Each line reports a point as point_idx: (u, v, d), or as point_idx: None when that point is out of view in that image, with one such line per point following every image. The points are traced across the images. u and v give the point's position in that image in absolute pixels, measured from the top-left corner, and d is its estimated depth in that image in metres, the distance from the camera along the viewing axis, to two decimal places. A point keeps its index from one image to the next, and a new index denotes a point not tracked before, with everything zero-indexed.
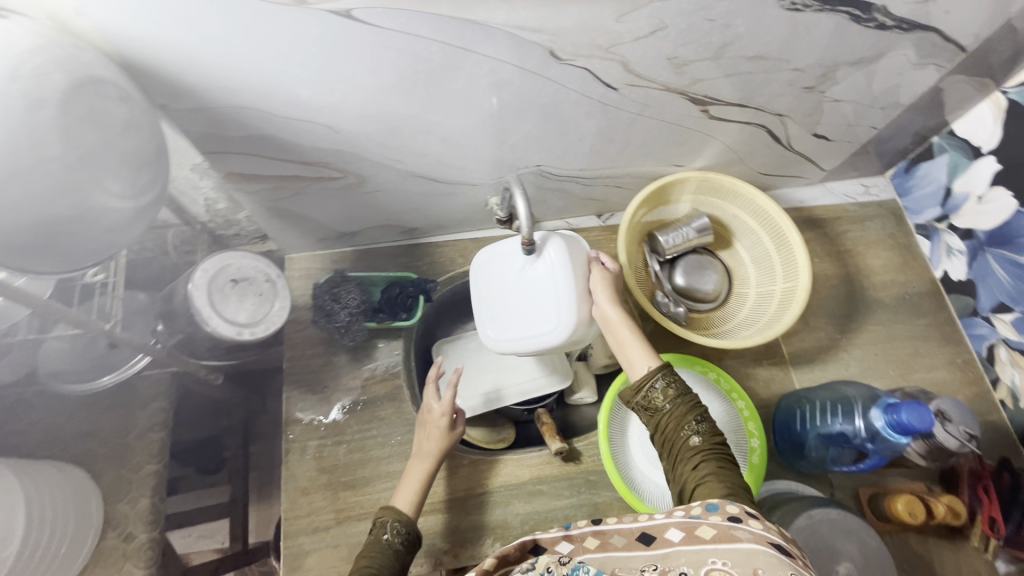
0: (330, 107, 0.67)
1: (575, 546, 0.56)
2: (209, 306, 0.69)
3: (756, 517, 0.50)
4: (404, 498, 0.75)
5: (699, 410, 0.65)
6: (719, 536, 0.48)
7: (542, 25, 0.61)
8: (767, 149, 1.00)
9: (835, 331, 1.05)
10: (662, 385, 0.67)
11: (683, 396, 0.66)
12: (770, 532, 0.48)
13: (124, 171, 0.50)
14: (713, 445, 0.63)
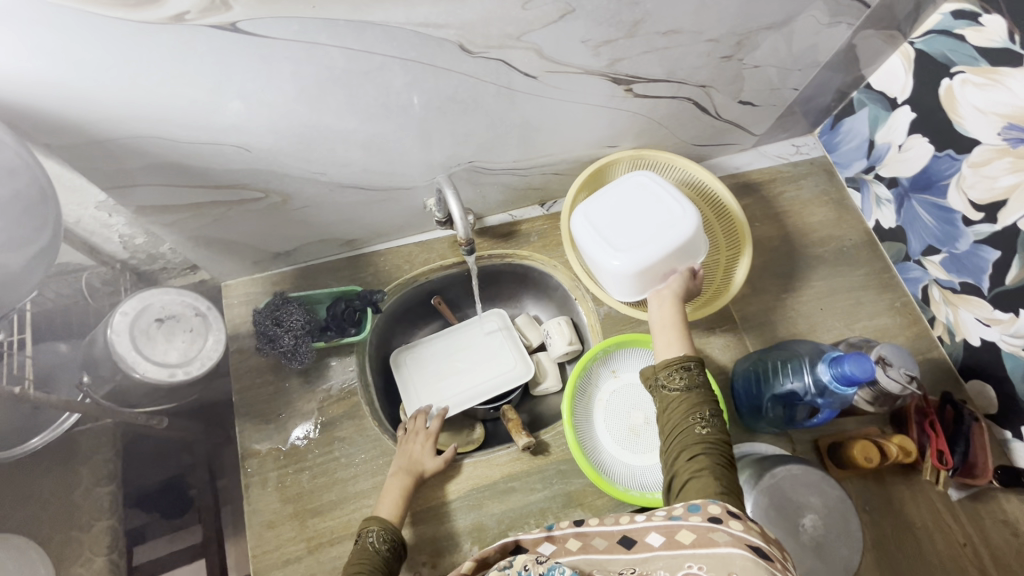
0: (236, 126, 0.63)
1: (557, 547, 0.58)
2: (133, 350, 0.65)
3: (738, 518, 0.51)
4: (387, 507, 0.78)
5: (715, 406, 0.65)
6: (697, 540, 0.50)
7: (446, 19, 0.59)
8: (697, 121, 1.01)
9: (781, 291, 1.07)
10: (685, 370, 0.67)
11: (702, 389, 0.66)
12: (751, 535, 0.49)
13: (1, 221, 0.46)
14: (717, 439, 0.62)
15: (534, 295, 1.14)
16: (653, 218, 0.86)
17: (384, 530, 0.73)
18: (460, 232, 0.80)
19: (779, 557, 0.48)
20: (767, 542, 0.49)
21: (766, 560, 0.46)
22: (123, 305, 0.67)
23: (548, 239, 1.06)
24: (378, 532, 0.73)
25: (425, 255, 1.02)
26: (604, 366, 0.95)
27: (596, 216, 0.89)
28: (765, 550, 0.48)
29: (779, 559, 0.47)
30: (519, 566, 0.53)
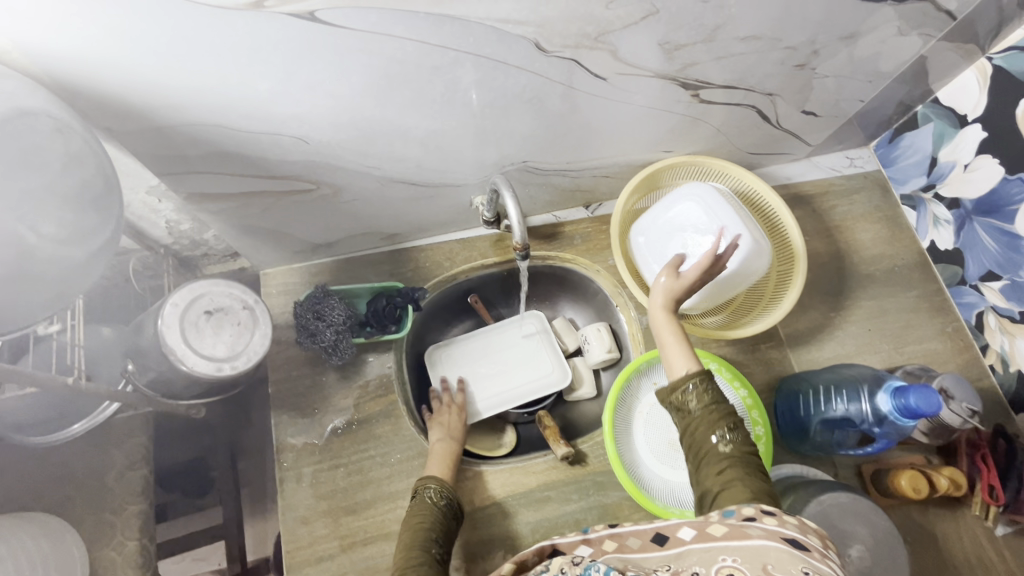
0: (298, 117, 0.61)
1: (594, 549, 0.58)
2: (183, 343, 0.63)
3: (772, 515, 0.49)
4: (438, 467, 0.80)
5: (733, 418, 0.62)
6: (730, 533, 0.48)
7: (527, 16, 0.56)
8: (755, 129, 0.97)
9: (829, 310, 1.04)
10: (694, 386, 0.64)
11: (717, 402, 0.63)
12: (786, 527, 0.47)
13: (68, 213, 0.44)
14: (743, 454, 0.59)
15: (573, 298, 1.11)
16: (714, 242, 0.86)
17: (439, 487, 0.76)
18: (515, 237, 0.77)
19: (819, 546, 0.46)
20: (804, 533, 0.47)
21: (804, 551, 0.44)
22: (173, 296, 0.65)
23: (592, 243, 1.04)
24: (435, 488, 0.75)
25: (467, 253, 1.00)
26: (646, 377, 0.92)
27: (666, 233, 0.89)
28: (803, 542, 0.46)
29: (818, 548, 0.45)
30: (554, 569, 0.54)
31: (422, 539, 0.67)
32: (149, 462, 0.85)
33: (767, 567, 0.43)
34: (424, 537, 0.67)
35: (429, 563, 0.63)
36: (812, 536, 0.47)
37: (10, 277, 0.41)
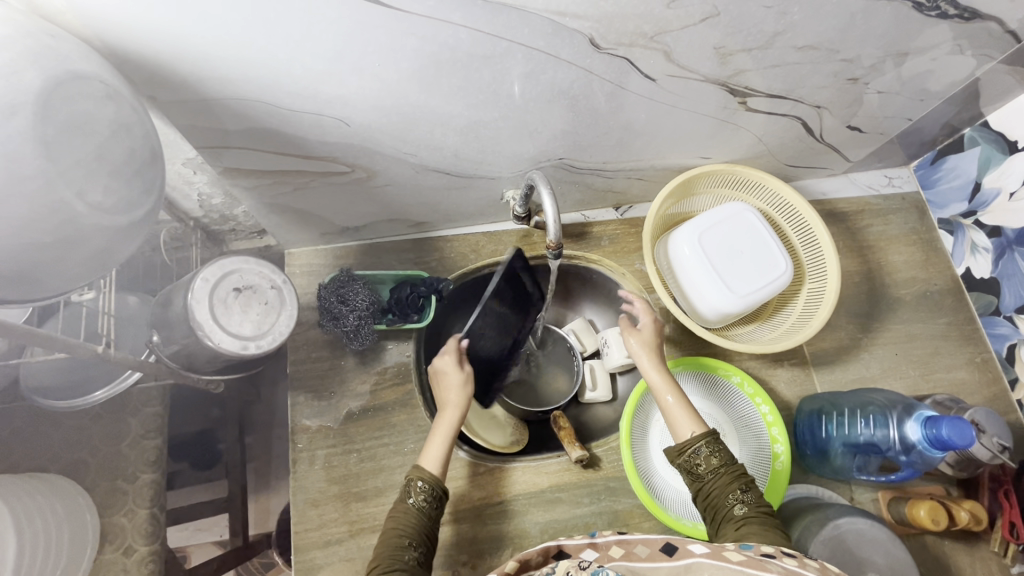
0: (343, 99, 0.60)
1: (600, 555, 0.56)
2: (211, 319, 0.63)
3: (792, 558, 0.49)
4: (434, 459, 0.72)
5: (743, 479, 0.67)
6: (745, 560, 0.47)
7: (585, 10, 0.54)
8: (797, 142, 0.95)
9: (856, 331, 1.02)
10: (706, 448, 0.69)
11: (728, 462, 0.68)
12: (806, 569, 0.47)
13: (115, 182, 0.44)
14: (759, 514, 0.64)
15: (595, 299, 1.09)
16: (751, 260, 0.90)
17: (427, 483, 0.69)
18: (549, 235, 0.75)
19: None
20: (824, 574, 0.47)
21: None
22: (203, 270, 0.65)
23: (619, 245, 1.03)
24: (421, 485, 0.69)
25: (493, 246, 0.99)
26: None
27: (707, 247, 0.90)
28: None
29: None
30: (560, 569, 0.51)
31: (392, 540, 0.65)
32: (163, 432, 0.88)
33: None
34: (394, 547, 0.64)
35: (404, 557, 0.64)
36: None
37: (53, 245, 0.40)
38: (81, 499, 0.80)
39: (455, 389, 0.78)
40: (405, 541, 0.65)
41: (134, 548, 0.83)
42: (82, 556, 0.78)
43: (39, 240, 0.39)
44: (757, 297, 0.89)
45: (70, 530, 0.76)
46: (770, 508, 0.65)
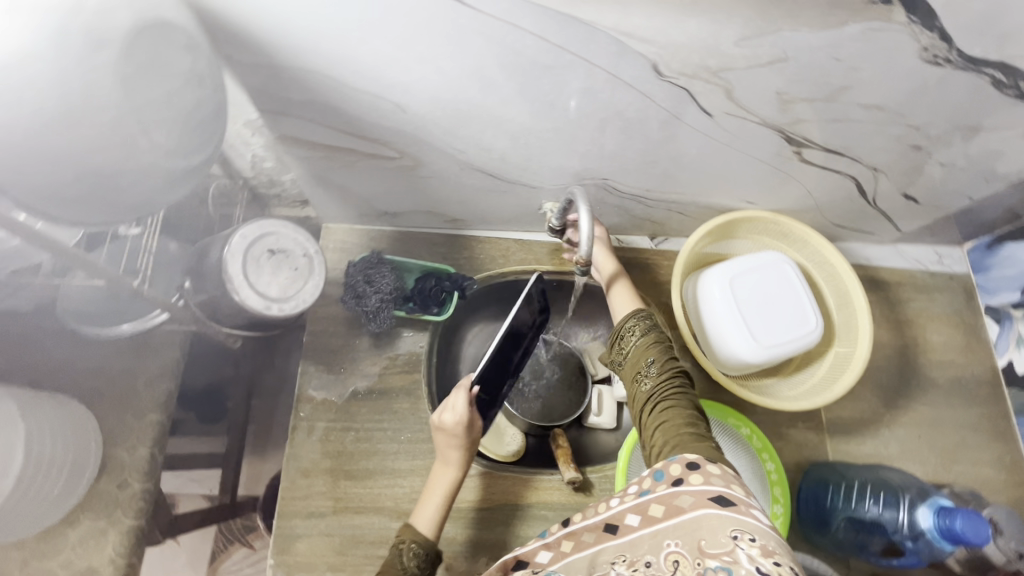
0: (403, 85, 0.61)
1: (554, 552, 0.63)
2: (243, 275, 0.65)
3: (696, 472, 0.57)
4: (427, 520, 0.71)
5: (652, 354, 0.72)
6: (666, 508, 0.56)
7: (654, 35, 0.55)
8: (848, 201, 0.92)
9: (880, 405, 0.98)
10: (625, 330, 0.76)
11: (643, 338, 0.74)
12: (711, 484, 0.56)
13: (178, 125, 0.46)
14: (661, 385, 0.69)
15: None
16: (781, 312, 0.88)
17: (419, 545, 0.68)
18: (579, 251, 0.73)
19: (743, 497, 0.54)
20: (727, 486, 0.55)
21: (727, 508, 0.53)
22: (244, 228, 0.67)
23: (648, 275, 1.02)
24: (413, 547, 0.68)
25: (522, 254, 1.00)
26: None
27: (739, 288, 0.89)
28: (728, 497, 0.54)
29: (742, 501, 0.54)
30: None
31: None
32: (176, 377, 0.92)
33: (702, 545, 0.51)
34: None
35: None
36: (736, 488, 0.55)
37: (111, 170, 0.42)
38: (89, 426, 0.83)
39: (475, 446, 0.74)
40: None
41: (129, 483, 0.85)
42: (80, 477, 0.81)
43: (101, 165, 0.42)
44: (783, 350, 0.87)
45: (72, 454, 0.79)
46: (677, 377, 0.70)
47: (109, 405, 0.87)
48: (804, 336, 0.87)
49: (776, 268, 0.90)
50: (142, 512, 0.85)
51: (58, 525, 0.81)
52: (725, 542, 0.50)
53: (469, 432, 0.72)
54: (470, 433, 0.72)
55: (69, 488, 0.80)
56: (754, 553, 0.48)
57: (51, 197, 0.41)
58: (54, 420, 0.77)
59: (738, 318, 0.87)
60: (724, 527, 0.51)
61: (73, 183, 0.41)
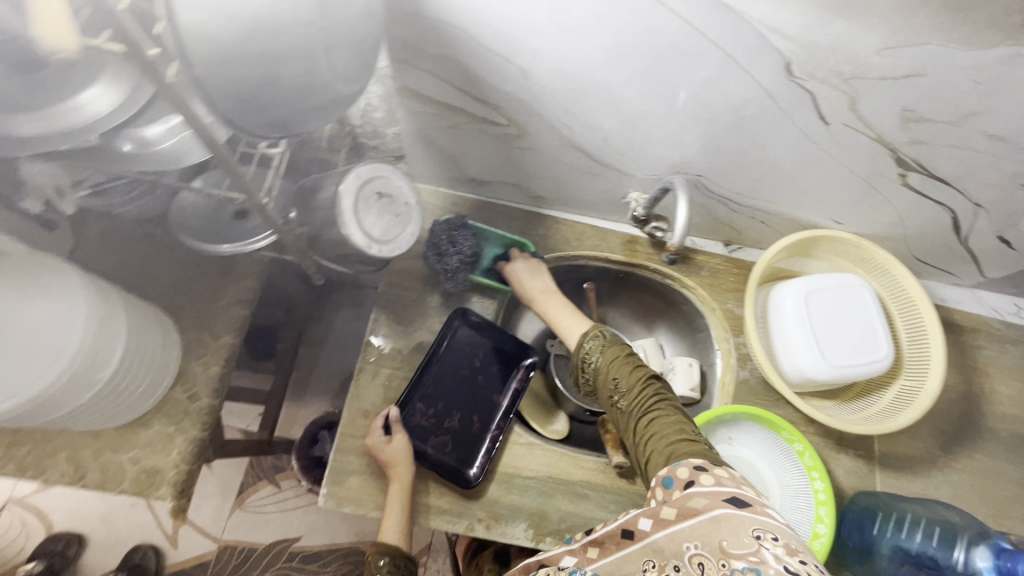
0: (534, 52, 0.64)
1: (579, 559, 0.56)
2: (352, 212, 0.67)
3: (705, 471, 0.53)
4: (394, 532, 0.78)
5: (625, 366, 0.72)
6: (681, 510, 0.51)
7: (798, 33, 0.56)
8: (938, 235, 0.91)
9: (935, 446, 0.96)
10: (585, 355, 0.78)
11: (606, 355, 0.75)
12: (724, 484, 0.51)
13: (348, 53, 0.49)
14: (643, 399, 0.68)
15: (675, 327, 1.08)
16: (853, 336, 0.88)
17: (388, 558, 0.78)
18: (674, 237, 0.78)
19: (756, 496, 0.49)
20: (739, 485, 0.50)
21: (744, 509, 0.47)
22: (358, 168, 0.70)
23: (717, 280, 1.01)
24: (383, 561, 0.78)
25: (596, 241, 1.01)
26: (724, 429, 0.89)
27: (814, 305, 0.89)
28: (741, 497, 0.49)
29: (756, 499, 0.48)
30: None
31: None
32: (252, 306, 0.96)
33: (723, 545, 0.46)
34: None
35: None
36: (748, 488, 0.50)
37: (292, 85, 0.46)
38: (172, 337, 0.88)
39: (402, 465, 0.81)
40: None
41: (198, 397, 0.90)
42: (159, 383, 0.86)
43: (285, 80, 0.45)
44: (849, 373, 0.86)
45: (158, 360, 0.83)
46: (654, 385, 0.70)
47: (191, 322, 0.92)
48: (873, 363, 0.87)
49: (852, 291, 0.90)
50: (206, 426, 0.89)
51: (133, 424, 0.86)
52: (748, 542, 0.45)
53: (386, 452, 0.81)
54: (385, 453, 0.81)
55: (150, 390, 0.84)
56: (779, 552, 0.43)
57: (240, 102, 0.44)
58: (146, 339, 0.79)
59: (808, 335, 0.87)
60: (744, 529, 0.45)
61: (259, 89, 0.44)
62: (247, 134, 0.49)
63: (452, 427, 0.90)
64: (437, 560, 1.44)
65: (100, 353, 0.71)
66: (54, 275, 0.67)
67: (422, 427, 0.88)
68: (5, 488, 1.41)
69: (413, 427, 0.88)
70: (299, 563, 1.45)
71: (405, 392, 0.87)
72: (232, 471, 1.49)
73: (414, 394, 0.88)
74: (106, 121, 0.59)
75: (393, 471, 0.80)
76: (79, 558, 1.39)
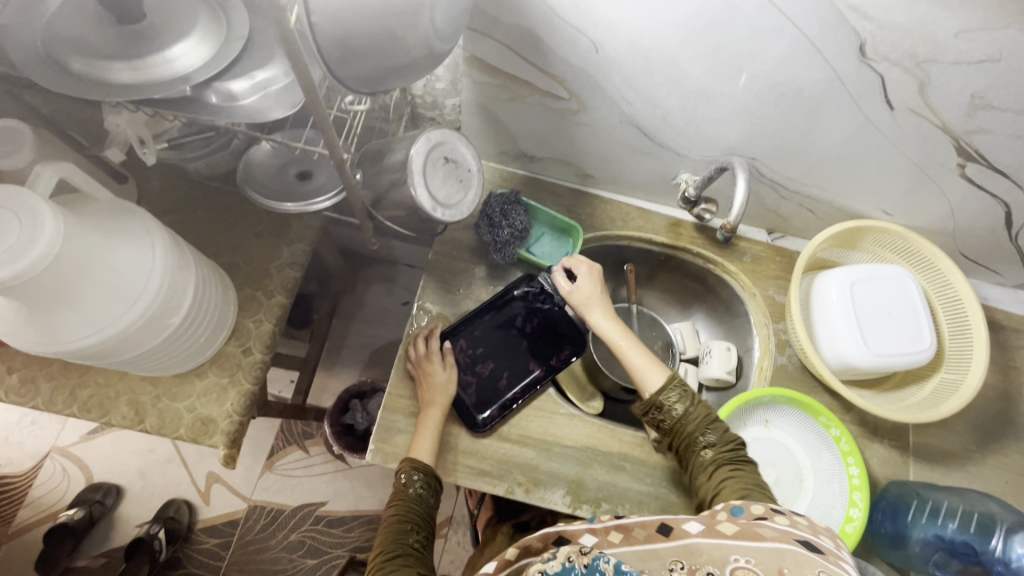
0: (609, 24, 0.65)
1: (600, 539, 0.56)
2: (421, 172, 0.70)
3: (782, 516, 0.57)
4: (424, 449, 0.81)
5: (708, 423, 0.79)
6: (744, 533, 0.54)
7: (876, 13, 0.58)
8: (987, 229, 0.91)
9: (972, 442, 0.96)
10: (668, 402, 0.81)
11: (691, 410, 0.80)
12: (799, 530, 0.54)
13: (450, 11, 0.51)
14: (723, 455, 0.77)
15: (712, 313, 1.09)
16: (897, 326, 0.89)
17: (421, 474, 0.78)
18: (728, 218, 0.79)
19: (831, 549, 0.51)
20: (815, 536, 0.53)
21: (816, 553, 0.50)
22: (429, 133, 0.73)
23: (758, 266, 1.01)
24: (417, 477, 0.78)
25: (641, 222, 1.02)
26: (761, 411, 0.91)
27: (859, 293, 0.89)
28: (814, 544, 0.52)
29: (829, 550, 0.51)
30: (561, 557, 0.49)
31: (401, 531, 0.73)
32: (303, 268, 0.98)
33: (780, 569, 0.47)
34: (399, 530, 0.73)
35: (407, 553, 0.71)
36: (823, 539, 0.54)
37: (401, 39, 0.48)
38: (229, 292, 0.91)
39: (442, 389, 0.85)
40: (412, 524, 0.75)
41: (250, 352, 0.92)
42: (216, 336, 0.89)
43: (392, 32, 0.47)
44: (891, 362, 0.87)
45: (218, 314, 0.87)
46: (733, 443, 0.78)
47: (245, 279, 0.95)
48: (916, 355, 0.88)
49: (898, 282, 0.91)
50: (256, 380, 0.92)
51: (189, 373, 0.89)
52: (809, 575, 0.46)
53: (433, 369, 0.85)
54: (433, 373, 0.85)
55: (209, 341, 0.87)
56: None
57: (350, 50, 0.46)
58: (208, 292, 0.82)
59: (853, 322, 0.88)
60: (808, 561, 0.48)
61: (368, 39, 0.46)
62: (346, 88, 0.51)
63: (482, 373, 0.92)
64: (458, 533, 1.46)
65: (173, 299, 0.74)
66: (131, 222, 0.71)
67: (456, 361, 0.91)
68: (47, 437, 1.47)
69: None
70: (324, 527, 1.47)
71: (455, 321, 0.92)
72: (263, 434, 1.52)
73: (463, 326, 0.92)
74: (200, 72, 0.62)
75: (433, 393, 0.84)
76: (116, 509, 1.43)
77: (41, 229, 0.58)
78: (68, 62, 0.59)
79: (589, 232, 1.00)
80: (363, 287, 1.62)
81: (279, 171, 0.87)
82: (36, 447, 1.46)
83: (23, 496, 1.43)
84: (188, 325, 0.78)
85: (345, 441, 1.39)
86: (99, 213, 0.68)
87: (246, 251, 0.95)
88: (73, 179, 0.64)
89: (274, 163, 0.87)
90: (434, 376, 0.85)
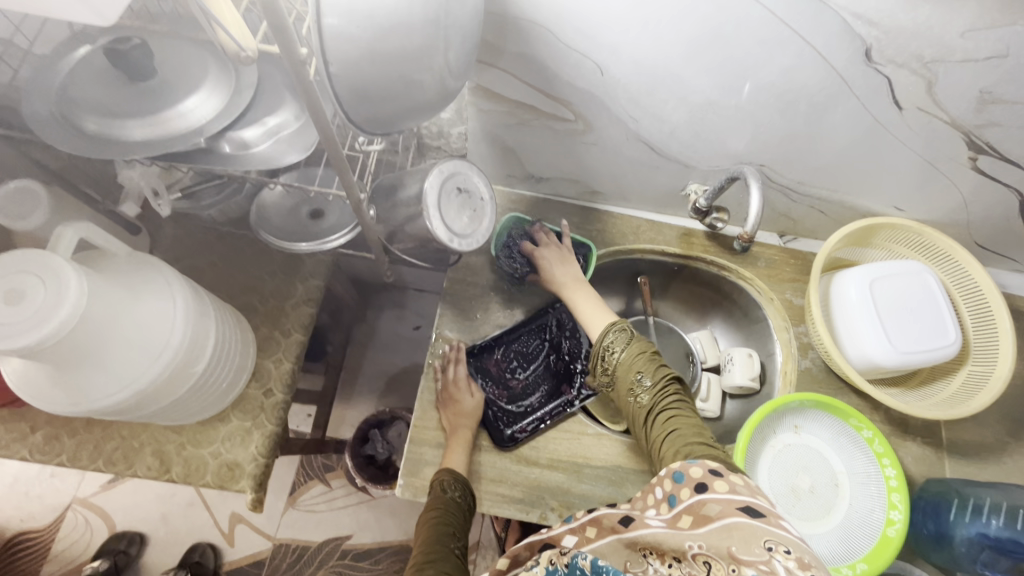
0: (615, 47, 0.66)
1: (579, 538, 0.58)
2: (438, 207, 0.70)
3: (721, 479, 0.54)
4: (458, 464, 0.81)
5: (644, 364, 0.75)
6: (694, 516, 0.52)
7: (882, 18, 0.59)
8: (1002, 219, 0.91)
9: (1004, 433, 0.94)
10: (607, 345, 0.79)
11: (628, 348, 0.77)
12: (738, 494, 0.52)
13: (464, 50, 0.52)
14: (658, 393, 0.73)
15: (732, 320, 1.09)
16: (919, 321, 0.88)
17: (458, 485, 0.78)
18: (744, 227, 0.80)
19: (769, 507, 0.50)
20: (754, 496, 0.51)
21: (758, 522, 0.48)
22: (441, 165, 0.73)
23: (774, 271, 1.01)
24: (454, 485, 0.77)
25: (652, 234, 1.02)
26: (790, 417, 0.89)
27: (879, 290, 0.89)
28: (755, 506, 0.50)
29: (770, 511, 0.49)
30: (544, 561, 0.55)
31: (441, 533, 0.71)
32: (319, 304, 0.98)
33: (732, 552, 0.46)
34: (439, 534, 0.70)
35: (445, 560, 0.67)
36: (760, 497, 0.52)
37: (417, 82, 0.48)
38: (248, 335, 0.91)
39: (469, 414, 0.85)
40: (451, 527, 0.72)
41: (273, 392, 0.91)
42: (238, 379, 0.88)
43: (411, 76, 0.47)
44: (917, 358, 0.86)
45: (238, 358, 0.86)
46: (670, 381, 0.74)
47: (262, 319, 0.94)
48: (942, 348, 0.87)
49: (917, 276, 0.90)
50: (279, 421, 0.91)
51: (212, 419, 0.88)
52: (759, 553, 0.45)
53: (463, 394, 0.87)
54: (463, 399, 0.86)
55: (230, 387, 0.86)
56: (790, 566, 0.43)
57: (366, 97, 0.47)
58: (227, 336, 0.82)
59: (874, 318, 0.87)
60: (748, 533, 0.47)
61: (387, 82, 0.46)
62: (364, 132, 0.52)
63: (513, 385, 0.94)
64: (487, 558, 1.43)
65: (194, 348, 0.74)
66: (150, 276, 0.70)
67: (490, 371, 0.93)
68: (68, 487, 1.46)
69: (479, 372, 0.92)
70: (351, 561, 1.44)
71: (482, 341, 0.93)
72: (284, 470, 1.51)
73: (503, 338, 0.94)
74: (214, 124, 0.63)
75: (459, 418, 0.85)
76: (140, 558, 1.42)
77: (66, 292, 0.58)
78: (83, 122, 0.60)
79: (601, 249, 1.00)
80: (374, 315, 1.63)
81: (292, 211, 0.88)
82: (57, 499, 1.45)
83: (46, 551, 1.41)
84: (209, 372, 0.77)
85: (367, 472, 1.37)
86: (116, 269, 0.68)
87: (262, 291, 0.95)
88: (92, 238, 0.64)
89: (285, 204, 0.88)
90: (466, 406, 0.86)
